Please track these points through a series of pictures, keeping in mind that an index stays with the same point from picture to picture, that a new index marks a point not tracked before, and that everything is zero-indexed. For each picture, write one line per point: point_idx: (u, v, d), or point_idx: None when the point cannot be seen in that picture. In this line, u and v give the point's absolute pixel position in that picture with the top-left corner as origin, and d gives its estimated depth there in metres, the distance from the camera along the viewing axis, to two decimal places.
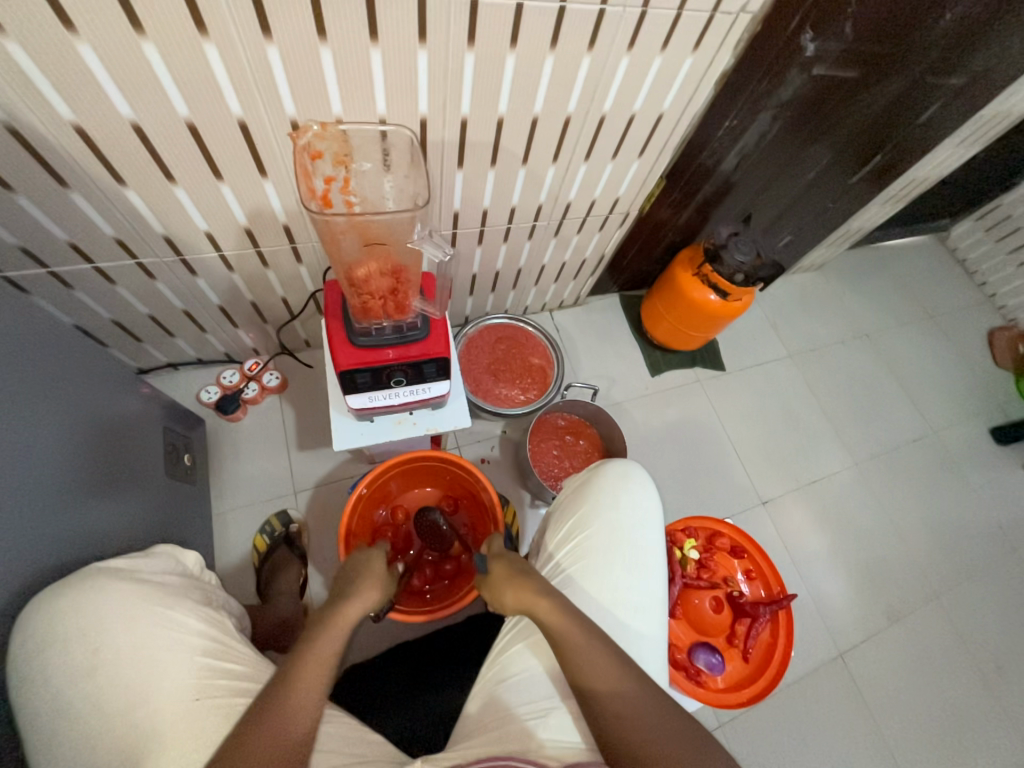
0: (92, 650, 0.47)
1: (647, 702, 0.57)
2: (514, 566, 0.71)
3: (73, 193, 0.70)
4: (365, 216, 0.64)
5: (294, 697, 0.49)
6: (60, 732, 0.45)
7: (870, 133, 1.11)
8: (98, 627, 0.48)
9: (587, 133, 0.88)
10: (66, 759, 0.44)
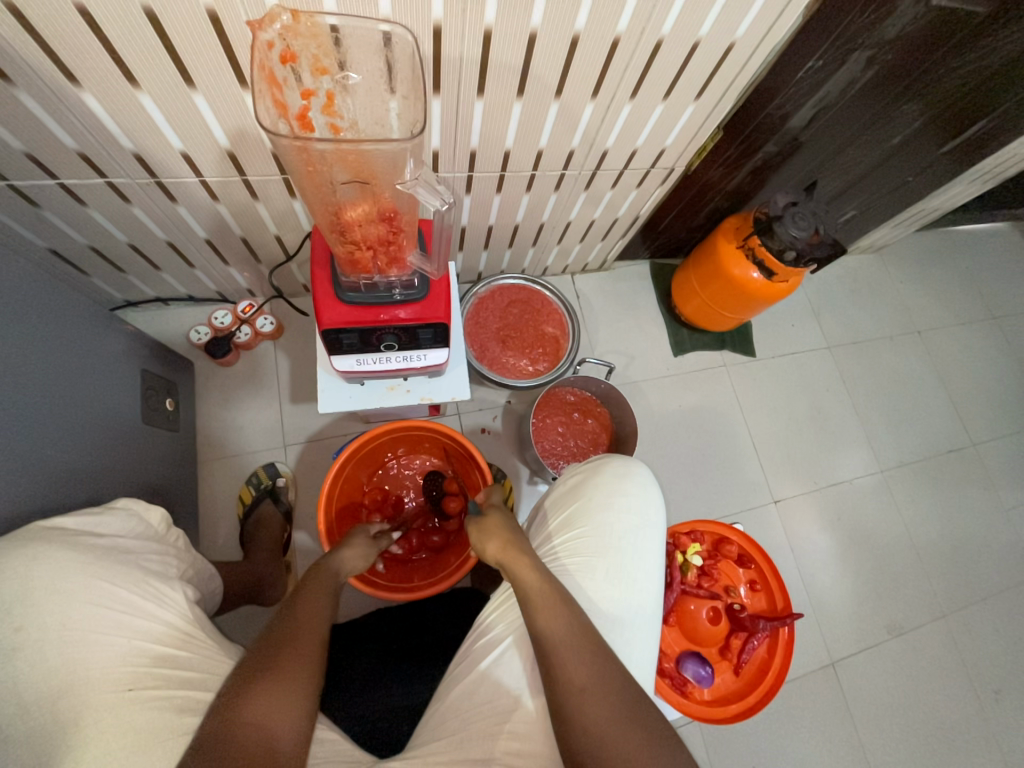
0: (16, 627, 0.44)
1: (619, 705, 0.50)
2: (507, 524, 0.65)
3: (21, 92, 0.60)
4: (347, 144, 0.52)
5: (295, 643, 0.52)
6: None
7: (979, 93, 0.92)
8: (24, 603, 0.45)
9: (637, 62, 0.72)
10: None
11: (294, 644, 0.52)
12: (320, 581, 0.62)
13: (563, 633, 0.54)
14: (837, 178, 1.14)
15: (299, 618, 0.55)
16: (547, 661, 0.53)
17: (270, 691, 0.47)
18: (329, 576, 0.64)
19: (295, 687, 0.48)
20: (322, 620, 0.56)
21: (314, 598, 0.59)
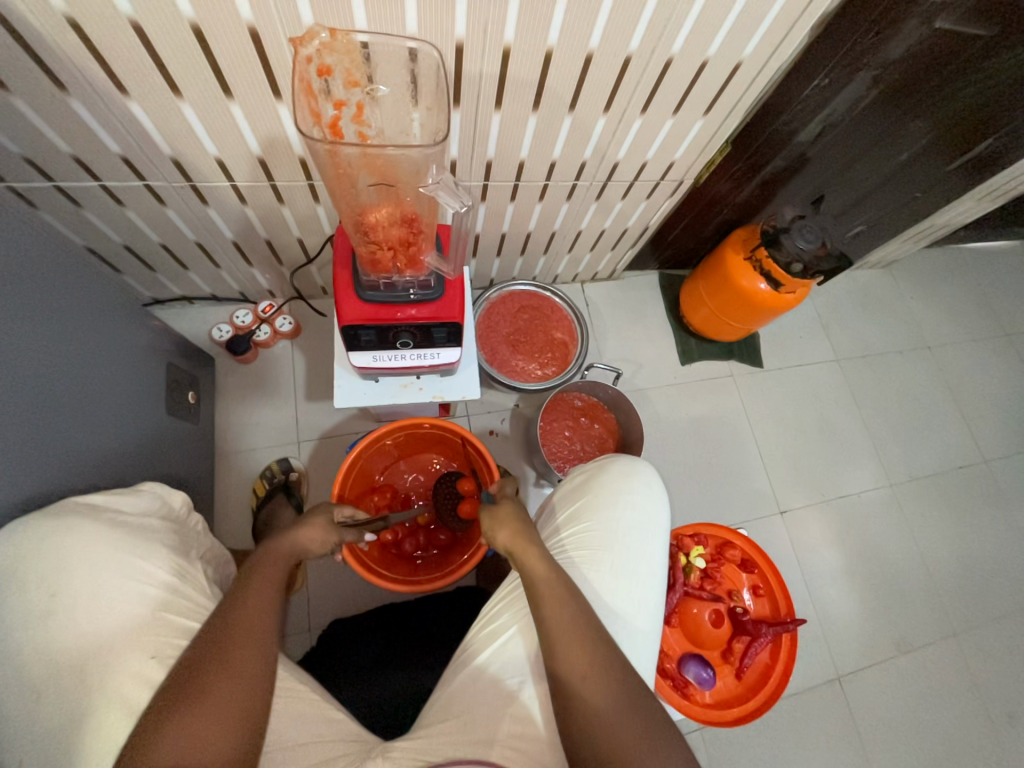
0: (51, 593, 0.47)
1: (619, 696, 0.52)
2: (518, 513, 0.66)
3: (73, 100, 0.64)
4: (373, 149, 0.55)
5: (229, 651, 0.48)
6: (6, 669, 0.46)
7: (985, 112, 0.93)
8: (58, 571, 0.48)
9: (648, 79, 0.76)
10: (12, 702, 0.45)
11: (225, 645, 0.49)
12: (262, 566, 0.57)
13: (565, 622, 0.55)
14: (844, 193, 1.17)
15: (231, 616, 0.51)
16: (549, 649, 0.55)
17: (196, 704, 0.45)
18: (275, 558, 0.59)
19: (228, 692, 0.46)
20: (262, 610, 0.53)
21: (253, 587, 0.54)
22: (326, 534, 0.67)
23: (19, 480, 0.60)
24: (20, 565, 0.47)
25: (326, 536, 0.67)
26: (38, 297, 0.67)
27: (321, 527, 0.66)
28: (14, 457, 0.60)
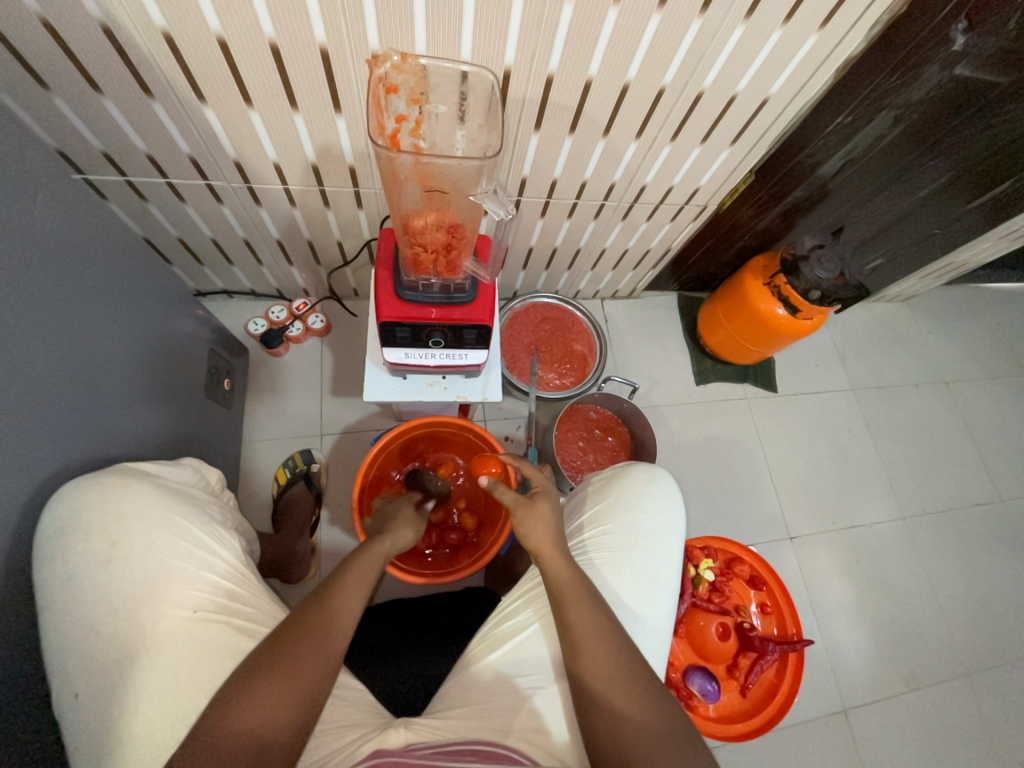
0: (111, 543, 0.55)
1: (642, 698, 0.53)
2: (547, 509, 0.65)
3: (156, 104, 0.71)
4: (430, 161, 0.60)
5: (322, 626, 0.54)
6: (66, 608, 0.52)
7: (1004, 154, 0.97)
8: (118, 524, 0.56)
9: (679, 109, 0.81)
10: (70, 637, 0.52)
11: (285, 668, 0.50)
12: (351, 584, 0.59)
13: (586, 625, 0.57)
14: (863, 225, 1.20)
15: (300, 638, 0.52)
16: (573, 650, 0.56)
17: (234, 721, 0.46)
18: (363, 582, 0.60)
19: (259, 725, 0.47)
20: (327, 648, 0.53)
21: (335, 613, 0.56)
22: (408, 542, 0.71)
23: (75, 442, 0.64)
24: (82, 519, 0.55)
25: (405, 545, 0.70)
26: (111, 279, 0.73)
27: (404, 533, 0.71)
28: (72, 421, 0.64)
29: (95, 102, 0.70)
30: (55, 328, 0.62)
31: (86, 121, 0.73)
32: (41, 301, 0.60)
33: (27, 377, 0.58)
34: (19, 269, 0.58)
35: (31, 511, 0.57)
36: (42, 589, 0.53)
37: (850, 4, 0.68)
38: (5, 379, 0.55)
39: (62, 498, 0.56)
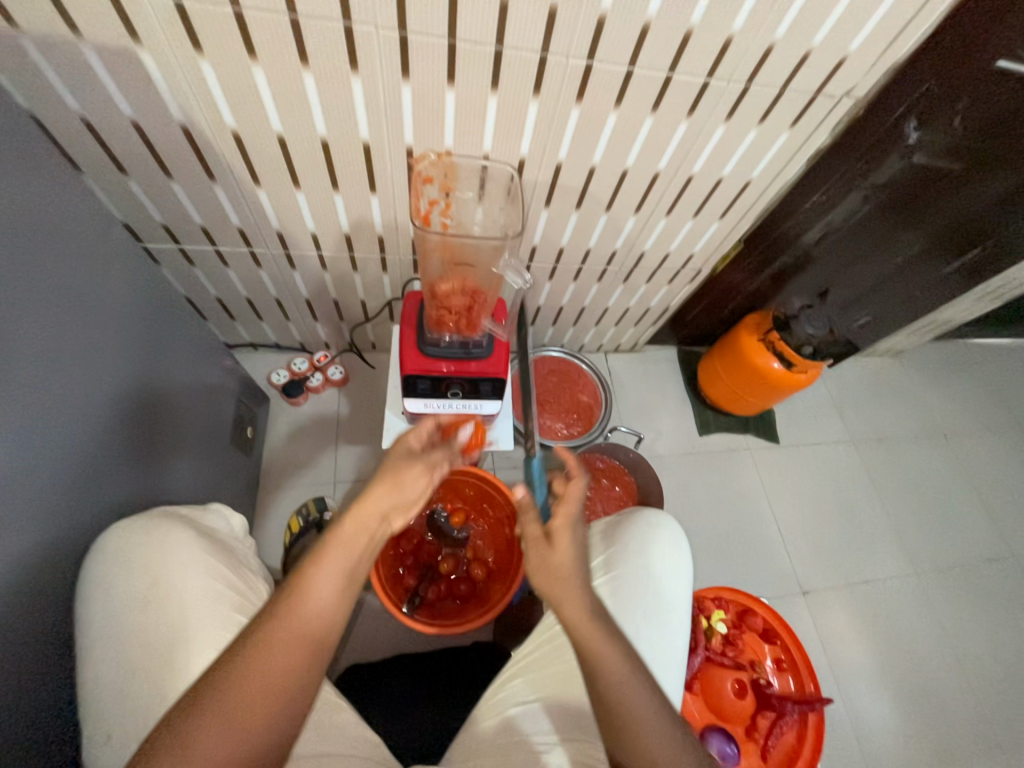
0: (153, 582, 0.58)
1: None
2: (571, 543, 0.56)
3: (216, 186, 0.81)
4: (457, 238, 0.71)
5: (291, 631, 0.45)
6: (103, 645, 0.54)
7: (968, 228, 1.07)
8: (160, 564, 0.59)
9: (673, 190, 0.91)
10: (103, 676, 0.53)
11: (258, 686, 0.43)
12: (338, 579, 0.48)
13: (625, 679, 0.50)
14: (848, 288, 1.29)
15: (272, 652, 0.44)
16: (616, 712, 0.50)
17: (199, 761, 0.40)
18: (351, 572, 0.48)
19: (232, 742, 0.41)
20: (314, 659, 0.45)
21: (313, 619, 0.46)
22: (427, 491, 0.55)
23: (106, 496, 0.67)
24: (126, 556, 0.59)
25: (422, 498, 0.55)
26: (161, 338, 0.81)
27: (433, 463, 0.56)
28: (105, 477, 0.67)
29: (165, 184, 0.80)
30: (110, 383, 0.68)
31: (153, 199, 0.83)
32: (101, 360, 0.66)
33: (70, 439, 0.61)
34: (90, 330, 0.65)
35: (63, 565, 0.59)
36: (83, 624, 0.56)
37: (815, 109, 0.79)
38: (55, 439, 0.58)
39: (102, 543, 0.60)
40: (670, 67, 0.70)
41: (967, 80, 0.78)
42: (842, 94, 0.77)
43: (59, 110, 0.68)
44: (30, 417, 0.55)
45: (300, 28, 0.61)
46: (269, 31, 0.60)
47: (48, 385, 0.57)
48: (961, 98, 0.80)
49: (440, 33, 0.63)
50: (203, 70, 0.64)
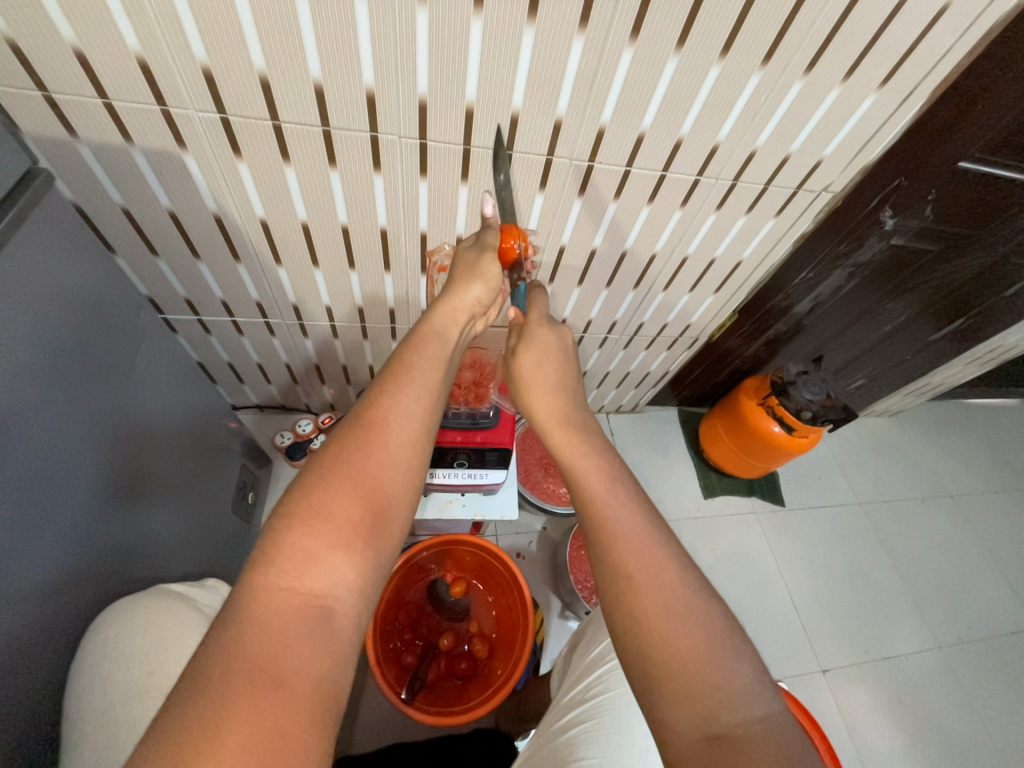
0: (151, 671, 0.57)
1: (671, 580, 0.49)
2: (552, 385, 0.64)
3: (240, 266, 0.86)
4: None
5: (363, 466, 0.47)
6: (97, 747, 0.52)
7: (953, 297, 1.13)
8: (160, 652, 0.59)
9: (669, 268, 0.97)
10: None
11: (316, 534, 0.42)
12: (376, 435, 0.49)
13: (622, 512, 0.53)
14: (842, 352, 1.33)
15: (324, 499, 0.44)
16: (597, 521, 0.53)
17: (288, 585, 0.40)
18: (389, 431, 0.49)
19: (318, 558, 0.41)
20: (367, 506, 0.45)
21: (360, 466, 0.46)
22: (488, 289, 0.63)
23: (106, 578, 0.64)
24: (123, 643, 0.58)
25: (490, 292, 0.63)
26: (180, 412, 0.83)
27: (491, 270, 0.63)
28: (107, 559, 0.64)
29: (192, 264, 0.85)
30: (133, 461, 0.70)
31: (179, 277, 0.88)
32: (126, 437, 0.68)
33: (68, 528, 0.58)
34: (118, 407, 0.67)
35: (60, 660, 0.57)
36: (73, 718, 0.54)
37: (797, 201, 0.86)
38: (74, 520, 0.59)
39: (106, 620, 0.60)
40: (664, 167, 0.77)
41: (935, 177, 0.83)
42: (820, 188, 0.85)
43: (102, 201, 0.73)
44: (56, 501, 0.56)
45: (331, 136, 0.67)
46: (304, 139, 0.67)
47: (47, 480, 0.55)
48: (930, 191, 0.87)
49: (456, 140, 0.70)
50: (239, 169, 0.71)
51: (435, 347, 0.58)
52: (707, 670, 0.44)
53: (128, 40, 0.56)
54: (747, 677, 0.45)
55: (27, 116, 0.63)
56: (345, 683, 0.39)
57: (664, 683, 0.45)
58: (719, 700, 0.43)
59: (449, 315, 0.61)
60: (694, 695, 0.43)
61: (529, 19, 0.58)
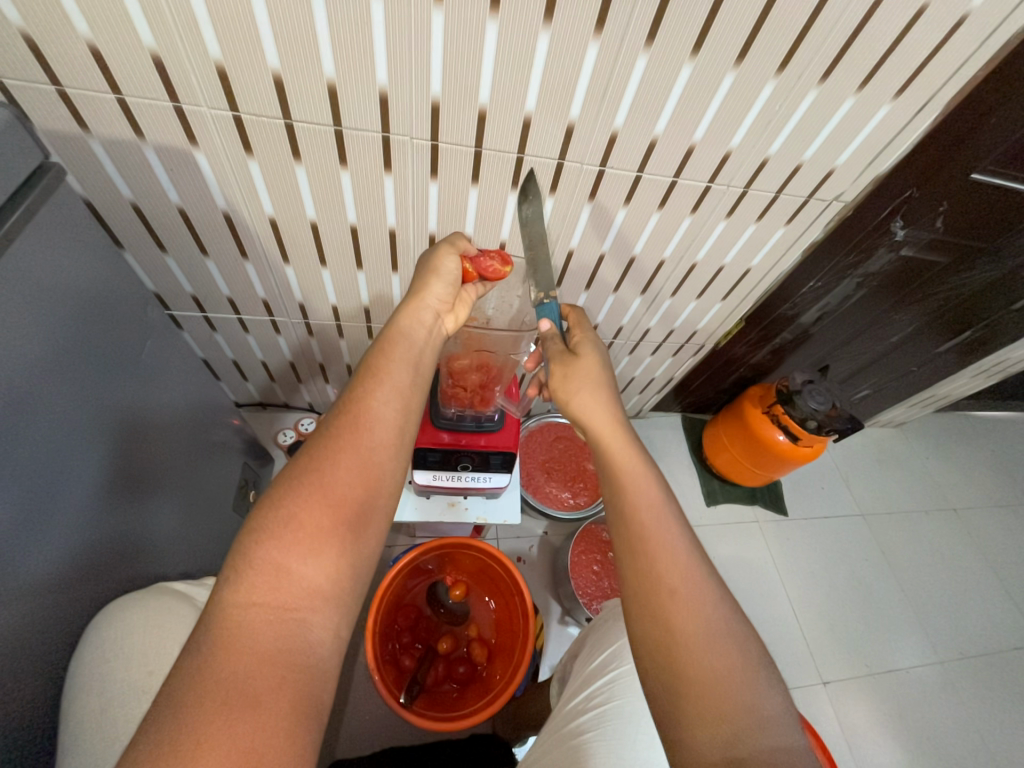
0: (149, 671, 0.57)
1: (708, 598, 0.50)
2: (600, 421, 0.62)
3: (248, 263, 0.86)
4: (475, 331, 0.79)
5: (334, 473, 0.46)
6: (93, 746, 0.52)
7: (961, 310, 1.12)
8: (159, 652, 0.59)
9: (677, 274, 0.97)
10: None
11: (287, 548, 0.41)
12: (345, 443, 0.48)
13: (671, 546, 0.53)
14: (848, 362, 1.33)
15: (294, 513, 0.43)
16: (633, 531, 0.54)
17: (257, 601, 0.39)
18: (359, 435, 0.49)
19: (290, 573, 0.41)
20: (340, 515, 0.44)
21: (330, 473, 0.46)
22: (449, 287, 0.65)
23: (107, 577, 0.64)
24: (123, 641, 0.58)
25: (451, 289, 0.64)
26: (185, 408, 0.84)
27: (449, 266, 0.64)
28: (108, 554, 0.64)
29: (199, 260, 0.85)
30: (137, 457, 0.69)
31: (186, 273, 0.88)
32: (131, 432, 0.68)
33: (68, 526, 0.57)
34: (124, 402, 0.67)
35: (61, 655, 0.57)
36: (70, 716, 0.54)
37: (808, 210, 0.86)
38: (77, 515, 0.58)
39: (107, 616, 0.60)
40: (674, 173, 0.76)
41: (947, 189, 0.83)
42: (831, 197, 0.84)
43: (112, 196, 0.73)
44: (60, 495, 0.56)
45: (342, 136, 0.67)
46: (315, 138, 0.67)
47: (51, 474, 0.54)
48: (942, 203, 0.86)
49: (467, 143, 0.69)
50: (250, 167, 0.70)
51: (405, 352, 0.58)
52: (741, 696, 0.45)
53: (143, 36, 0.56)
54: (775, 705, 0.46)
55: (40, 110, 0.63)
56: (325, 697, 0.39)
57: (695, 703, 0.45)
58: (750, 723, 0.44)
59: (415, 318, 0.62)
60: (725, 717, 0.44)
61: (544, 23, 0.57)
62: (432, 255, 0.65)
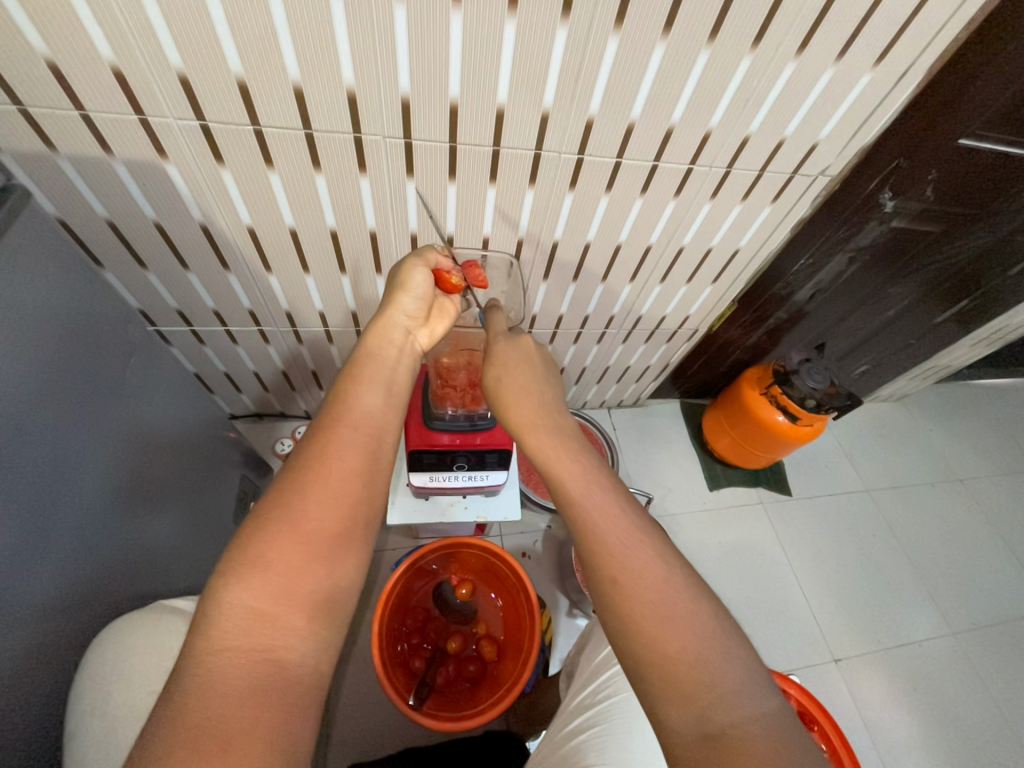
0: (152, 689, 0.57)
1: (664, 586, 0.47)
2: (540, 414, 0.61)
3: (230, 274, 0.85)
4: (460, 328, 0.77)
5: (306, 506, 0.45)
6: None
7: (957, 279, 1.10)
8: (159, 669, 0.59)
9: (665, 260, 0.96)
10: None
11: (259, 585, 0.41)
12: (317, 473, 0.47)
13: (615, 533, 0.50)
14: (845, 338, 1.31)
15: (264, 550, 0.42)
16: (581, 526, 0.51)
17: (227, 646, 0.38)
18: (331, 464, 0.48)
19: (263, 612, 0.40)
20: (314, 549, 0.43)
21: (302, 507, 0.45)
22: (420, 300, 0.64)
23: (105, 596, 0.64)
24: (125, 663, 0.58)
25: (422, 301, 0.64)
26: (177, 425, 0.83)
27: (417, 278, 0.63)
28: (106, 574, 0.64)
29: (181, 275, 0.84)
30: (131, 475, 0.69)
31: (168, 287, 0.86)
32: (122, 451, 0.68)
33: (69, 545, 0.58)
34: (113, 420, 0.66)
35: (63, 679, 0.57)
36: (74, 740, 0.54)
37: (794, 185, 0.84)
38: (71, 537, 0.58)
39: (108, 636, 0.60)
40: (655, 157, 0.75)
41: (934, 157, 0.81)
42: (818, 171, 0.83)
43: (88, 215, 0.73)
44: (53, 517, 0.56)
45: (313, 139, 0.66)
46: (286, 142, 0.66)
47: (42, 498, 0.54)
48: (931, 170, 0.84)
49: (441, 139, 0.68)
50: (223, 177, 0.69)
51: (377, 374, 0.57)
52: (705, 669, 0.43)
53: (101, 48, 0.55)
54: (745, 676, 0.43)
55: (5, 132, 0.62)
56: (306, 731, 0.38)
57: (660, 684, 0.43)
58: (717, 697, 0.42)
59: (385, 337, 0.61)
60: (695, 703, 0.42)
61: (510, 10, 0.56)
62: (399, 269, 0.63)
